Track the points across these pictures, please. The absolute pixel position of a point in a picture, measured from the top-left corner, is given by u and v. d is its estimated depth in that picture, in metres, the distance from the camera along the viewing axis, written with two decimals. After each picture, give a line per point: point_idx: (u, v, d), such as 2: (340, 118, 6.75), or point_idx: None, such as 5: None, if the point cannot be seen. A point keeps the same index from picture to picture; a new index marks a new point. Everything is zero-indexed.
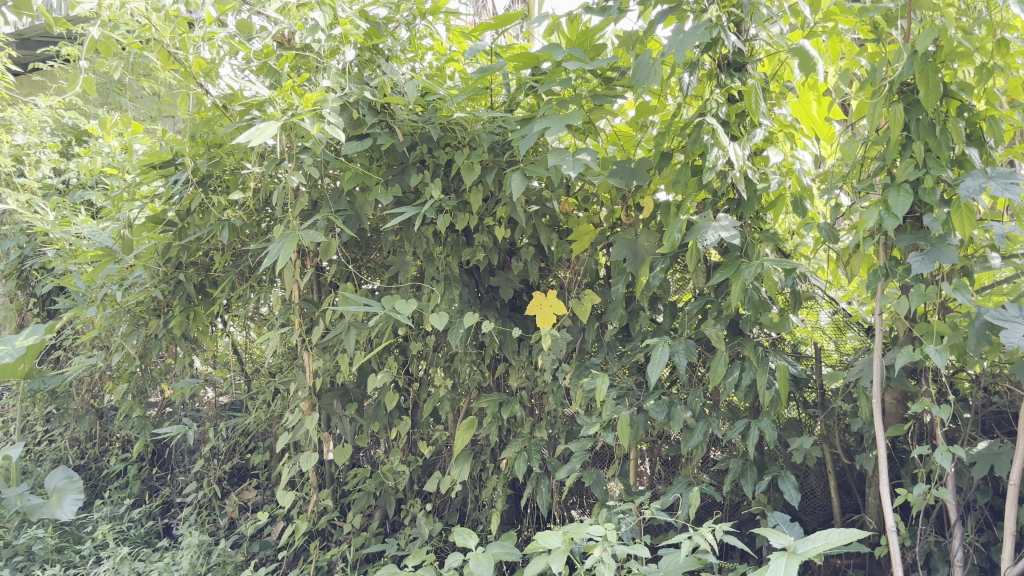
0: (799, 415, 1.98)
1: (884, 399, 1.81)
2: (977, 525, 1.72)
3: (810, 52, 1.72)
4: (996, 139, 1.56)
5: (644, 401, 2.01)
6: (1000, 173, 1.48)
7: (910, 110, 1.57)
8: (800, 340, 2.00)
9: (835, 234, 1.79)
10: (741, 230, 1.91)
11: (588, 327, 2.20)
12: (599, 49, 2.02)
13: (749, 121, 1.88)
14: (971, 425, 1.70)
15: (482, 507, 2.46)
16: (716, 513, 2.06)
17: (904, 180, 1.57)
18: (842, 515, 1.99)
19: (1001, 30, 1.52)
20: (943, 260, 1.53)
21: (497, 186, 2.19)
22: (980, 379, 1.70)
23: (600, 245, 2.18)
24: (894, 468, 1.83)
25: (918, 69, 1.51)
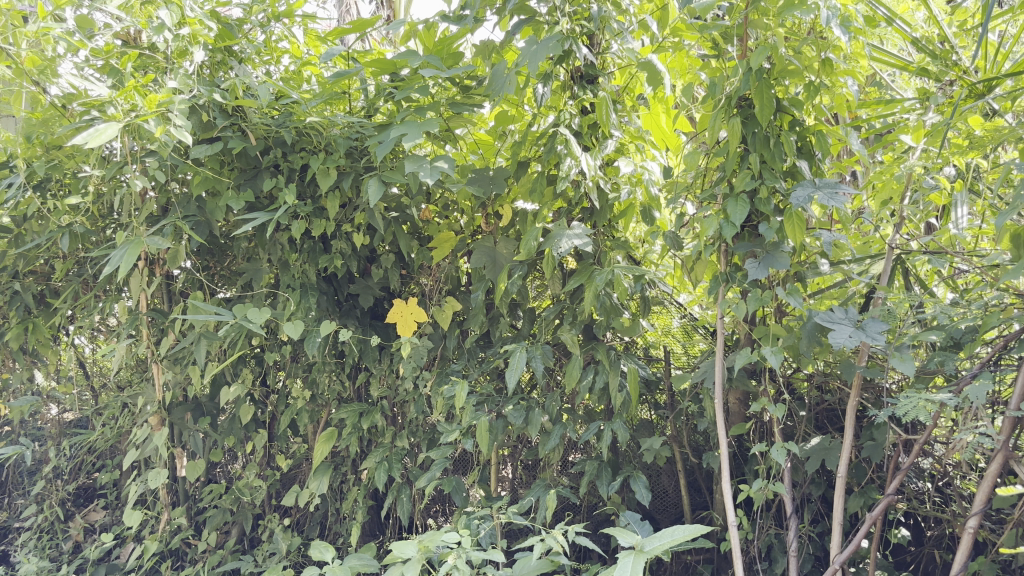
0: (650, 416, 2.05)
1: (727, 398, 1.90)
2: (812, 517, 1.83)
3: (657, 66, 1.79)
4: (824, 153, 1.68)
5: (502, 406, 2.03)
6: (827, 184, 1.59)
7: (748, 123, 1.67)
8: (651, 344, 2.07)
9: (679, 242, 1.88)
10: (595, 237, 1.96)
11: (449, 334, 2.19)
12: (456, 57, 2.04)
13: (601, 132, 1.94)
14: (805, 422, 1.81)
15: (343, 519, 2.41)
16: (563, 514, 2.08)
17: (743, 190, 1.66)
18: (692, 512, 2.06)
19: (827, 51, 1.63)
20: (777, 266, 1.62)
21: (355, 193, 2.17)
22: (813, 378, 1.81)
23: (462, 252, 2.17)
24: (738, 465, 1.92)
25: (754, 85, 1.60)
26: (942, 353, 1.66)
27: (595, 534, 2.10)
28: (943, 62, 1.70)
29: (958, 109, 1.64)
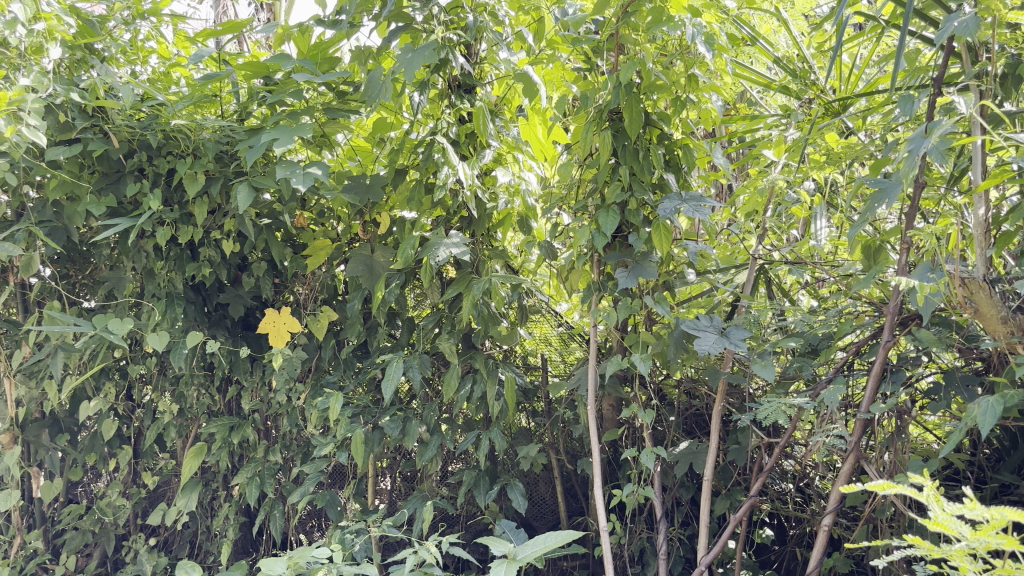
0: (528, 424, 2.06)
1: (601, 405, 1.93)
2: (682, 520, 1.88)
3: (533, 77, 1.80)
4: (689, 166, 1.74)
5: (379, 418, 2.00)
6: (692, 197, 1.65)
7: (618, 136, 1.72)
8: (529, 353, 2.08)
9: (553, 252, 1.92)
10: (473, 246, 1.96)
11: (324, 344, 2.14)
12: (332, 62, 2.00)
13: (478, 142, 1.94)
14: (674, 427, 1.86)
15: (213, 538, 2.32)
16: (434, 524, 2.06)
17: (613, 201, 1.70)
18: (569, 518, 2.08)
19: (694, 68, 1.69)
20: (645, 275, 1.69)
21: (225, 199, 2.10)
22: (682, 384, 1.86)
23: (338, 260, 2.12)
24: (612, 471, 1.95)
25: (624, 99, 1.64)
26: (800, 359, 1.74)
27: (467, 543, 2.08)
28: (802, 81, 1.79)
29: (816, 126, 1.72)
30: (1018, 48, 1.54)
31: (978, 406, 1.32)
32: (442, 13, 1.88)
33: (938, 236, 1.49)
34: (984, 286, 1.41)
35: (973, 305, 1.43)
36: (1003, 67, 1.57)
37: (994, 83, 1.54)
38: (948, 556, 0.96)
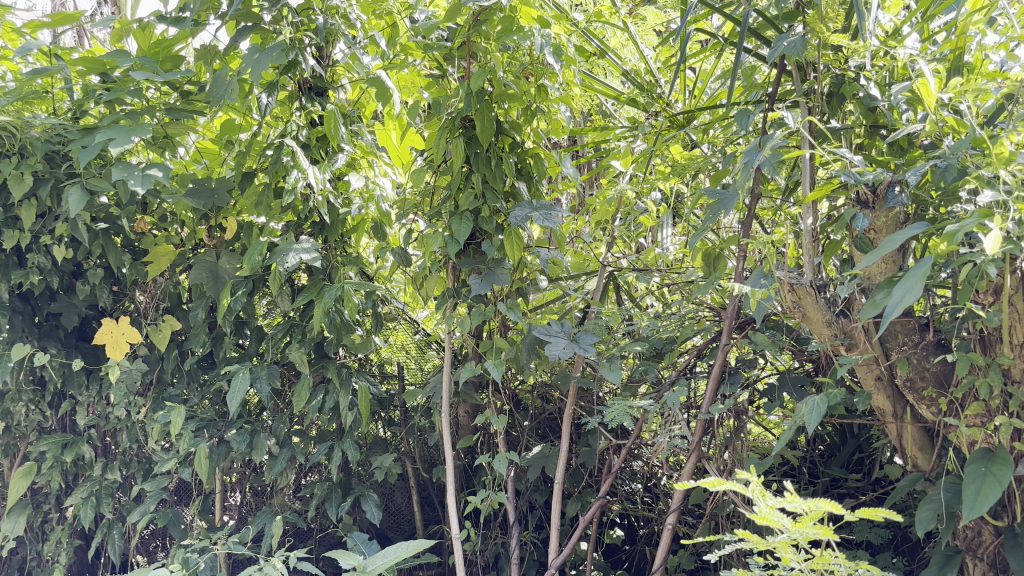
0: (384, 433, 2.03)
1: (456, 412, 1.92)
2: (536, 524, 1.90)
3: (386, 82, 1.78)
4: (540, 176, 1.77)
5: (224, 432, 1.93)
6: (542, 205, 1.68)
7: (471, 144, 1.73)
8: (385, 360, 2.02)
9: (408, 258, 1.88)
10: (325, 253, 1.91)
11: (167, 355, 2.04)
12: (175, 60, 1.91)
13: (330, 146, 1.90)
14: (528, 433, 1.88)
15: (45, 563, 2.17)
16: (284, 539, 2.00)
17: (466, 209, 1.71)
18: (424, 528, 2.06)
19: (543, 78, 1.72)
20: (498, 282, 1.71)
21: (56, 201, 1.97)
22: (536, 389, 1.88)
23: (181, 267, 2.03)
24: (467, 478, 1.95)
25: (475, 106, 1.65)
26: (646, 363, 1.80)
27: (318, 557, 2.03)
28: (650, 94, 1.84)
29: (660, 139, 1.79)
30: (842, 68, 1.64)
31: (805, 405, 1.41)
32: (290, 14, 1.83)
33: (771, 244, 1.57)
34: (811, 292, 1.48)
35: (801, 309, 1.50)
36: (829, 85, 1.67)
37: (820, 101, 1.63)
38: (774, 547, 1.02)
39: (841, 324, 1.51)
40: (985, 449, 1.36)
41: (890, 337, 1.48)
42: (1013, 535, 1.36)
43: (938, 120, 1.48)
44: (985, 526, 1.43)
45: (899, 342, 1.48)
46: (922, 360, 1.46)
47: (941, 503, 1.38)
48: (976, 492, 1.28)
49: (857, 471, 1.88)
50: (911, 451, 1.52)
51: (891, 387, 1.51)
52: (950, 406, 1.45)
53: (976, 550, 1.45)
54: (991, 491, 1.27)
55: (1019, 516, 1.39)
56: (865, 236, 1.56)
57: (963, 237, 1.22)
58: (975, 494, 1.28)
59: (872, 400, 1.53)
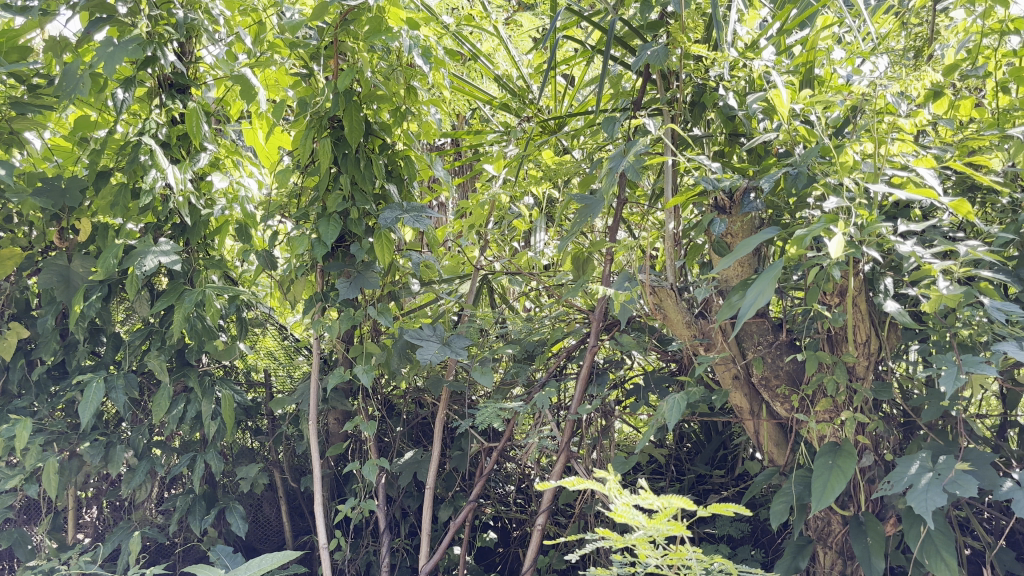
0: (251, 442, 1.97)
1: (326, 419, 1.88)
2: (408, 530, 1.88)
3: (251, 80, 1.70)
4: (410, 178, 1.76)
5: (77, 445, 1.85)
6: (413, 208, 1.66)
7: (339, 144, 1.70)
8: (253, 367, 1.96)
9: (274, 261, 1.83)
10: (187, 256, 1.83)
11: (12, 365, 1.91)
12: (23, 51, 1.80)
13: (192, 146, 1.83)
14: (401, 438, 1.86)
15: None
16: (143, 556, 1.91)
17: (334, 211, 1.68)
18: (294, 538, 2.01)
19: (413, 80, 1.70)
20: (366, 286, 1.68)
21: None
22: (408, 394, 1.86)
23: (29, 271, 1.91)
24: (338, 486, 1.92)
25: (342, 106, 1.63)
26: (518, 365, 1.81)
27: (180, 573, 1.95)
28: (522, 99, 1.85)
29: (532, 143, 1.81)
30: (703, 78, 1.69)
31: (665, 404, 1.46)
32: (147, 7, 1.75)
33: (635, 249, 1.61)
34: (671, 294, 1.52)
35: (663, 311, 1.54)
36: (691, 94, 1.72)
37: (682, 109, 1.68)
38: (633, 543, 1.03)
39: (699, 324, 1.56)
40: (832, 443, 1.44)
41: (745, 336, 1.54)
42: (858, 522, 1.44)
43: (790, 130, 1.55)
44: (834, 516, 1.51)
45: (755, 342, 1.54)
46: (775, 358, 1.53)
47: (793, 496, 1.44)
48: (823, 483, 1.36)
49: (722, 467, 1.95)
50: (767, 447, 1.59)
51: (747, 385, 1.57)
52: (801, 402, 1.52)
53: (826, 539, 1.52)
54: (838, 483, 1.35)
55: (863, 505, 1.47)
56: (722, 240, 1.63)
57: (809, 241, 1.29)
58: (822, 485, 1.35)
59: (730, 398, 1.59)
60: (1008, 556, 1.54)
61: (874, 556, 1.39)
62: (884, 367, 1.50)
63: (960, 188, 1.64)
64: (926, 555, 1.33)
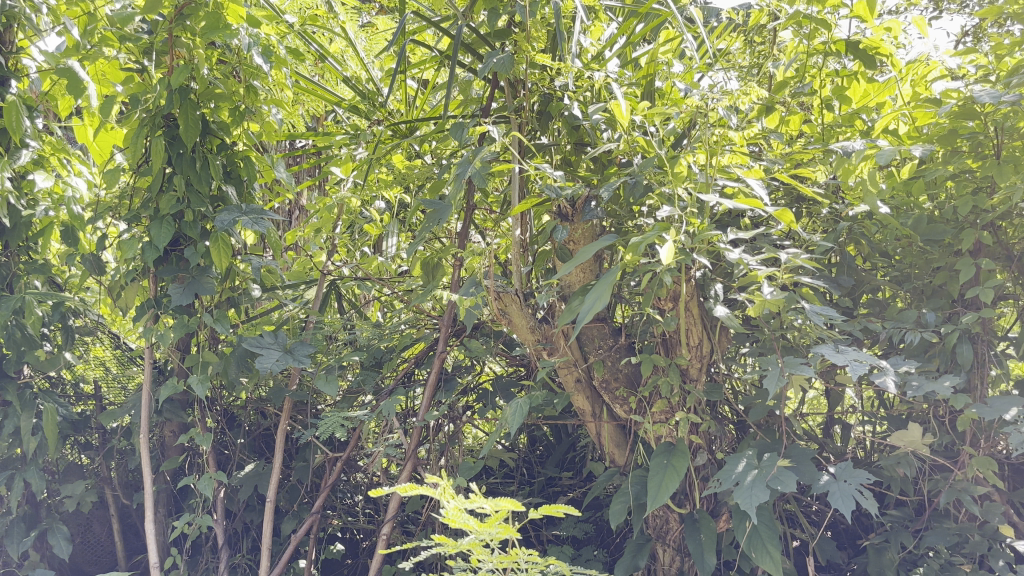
0: (78, 458, 1.85)
1: (162, 432, 1.79)
2: (249, 545, 1.81)
3: (79, 74, 1.58)
4: (250, 180, 1.71)
5: None
6: (252, 210, 1.61)
7: (173, 144, 1.63)
8: (81, 379, 1.85)
9: (102, 266, 1.73)
10: (5, 260, 1.71)
11: None
12: None
13: (11, 141, 1.71)
14: (242, 450, 1.79)
15: None
16: None
17: (167, 213, 1.61)
18: (127, 558, 1.91)
19: (254, 79, 1.65)
20: (202, 292, 1.62)
21: None
22: (249, 404, 1.80)
23: None
24: (175, 501, 1.83)
25: (177, 104, 1.57)
26: (364, 373, 1.77)
27: None
28: (370, 102, 1.82)
29: (380, 146, 1.78)
30: (549, 87, 1.71)
31: (508, 408, 1.48)
32: None
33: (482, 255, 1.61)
34: (515, 299, 1.54)
35: (507, 316, 1.56)
36: (537, 103, 1.74)
37: (528, 117, 1.70)
38: (468, 549, 1.02)
39: (542, 329, 1.58)
40: (667, 443, 1.49)
41: (587, 341, 1.60)
42: (693, 519, 1.50)
43: (629, 140, 1.59)
44: (671, 514, 1.55)
45: (596, 346, 1.60)
46: (614, 361, 1.58)
47: (630, 496, 1.49)
48: (659, 482, 1.40)
49: (570, 469, 1.97)
50: (609, 448, 1.63)
51: (589, 388, 1.60)
52: (639, 404, 1.57)
53: (664, 537, 1.57)
54: (672, 481, 1.39)
55: (698, 503, 1.52)
56: (564, 246, 1.66)
57: (643, 249, 1.33)
58: (657, 484, 1.40)
59: (573, 401, 1.63)
60: (828, 546, 1.64)
61: (706, 552, 1.45)
62: (715, 370, 1.56)
63: (787, 199, 1.73)
64: (753, 549, 1.39)
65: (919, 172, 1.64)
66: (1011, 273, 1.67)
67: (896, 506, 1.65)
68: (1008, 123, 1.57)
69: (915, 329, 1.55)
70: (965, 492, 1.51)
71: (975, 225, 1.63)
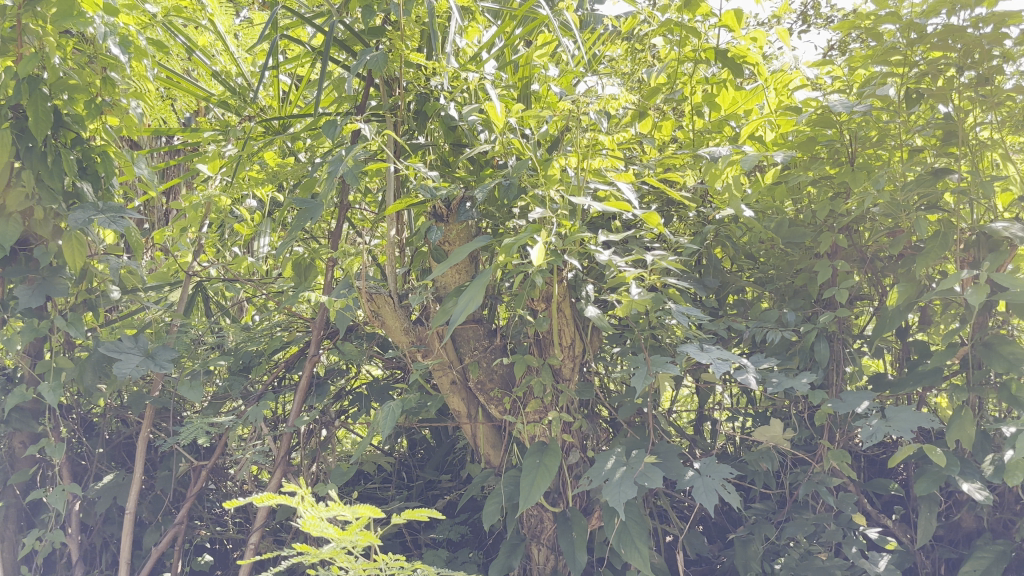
0: None
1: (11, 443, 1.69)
2: (108, 560, 1.73)
3: None
4: (108, 176, 1.63)
5: None
6: (109, 209, 1.52)
7: (22, 137, 1.54)
8: None
9: None
10: None
11: None
12: None
13: None
14: (100, 459, 1.71)
15: None
16: None
17: (14, 209, 1.52)
18: None
19: (111, 70, 1.57)
20: (53, 293, 1.54)
21: None
22: (108, 412, 1.72)
23: None
24: (26, 515, 1.73)
25: (25, 95, 1.47)
26: (232, 377, 1.72)
27: None
28: (241, 97, 1.76)
29: (250, 143, 1.72)
30: (425, 87, 1.69)
31: (380, 412, 1.46)
32: None
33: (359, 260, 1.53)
34: (388, 300, 1.51)
35: (380, 318, 1.53)
36: (413, 102, 1.72)
37: (403, 117, 1.68)
38: (329, 557, 1.00)
39: (417, 330, 1.57)
40: (540, 443, 1.50)
41: (462, 341, 1.59)
42: (565, 518, 1.51)
43: (504, 142, 1.59)
44: (545, 514, 1.57)
45: (471, 347, 1.59)
46: (489, 362, 1.58)
47: (503, 496, 1.50)
48: (531, 482, 1.41)
49: (449, 472, 1.92)
50: (484, 449, 1.63)
51: (464, 389, 1.60)
52: (513, 404, 1.58)
53: (538, 536, 1.58)
54: (543, 481, 1.41)
55: (570, 501, 1.54)
56: (439, 247, 1.65)
57: (515, 250, 1.34)
58: (529, 484, 1.41)
59: (448, 403, 1.61)
60: (696, 540, 1.68)
61: (577, 550, 1.47)
62: (588, 369, 1.58)
63: (658, 202, 1.77)
64: (622, 545, 1.42)
65: (782, 178, 1.71)
66: (865, 275, 1.76)
67: (760, 500, 1.71)
68: (860, 132, 1.65)
69: (776, 328, 1.61)
70: (821, 484, 1.58)
71: (832, 228, 1.71)
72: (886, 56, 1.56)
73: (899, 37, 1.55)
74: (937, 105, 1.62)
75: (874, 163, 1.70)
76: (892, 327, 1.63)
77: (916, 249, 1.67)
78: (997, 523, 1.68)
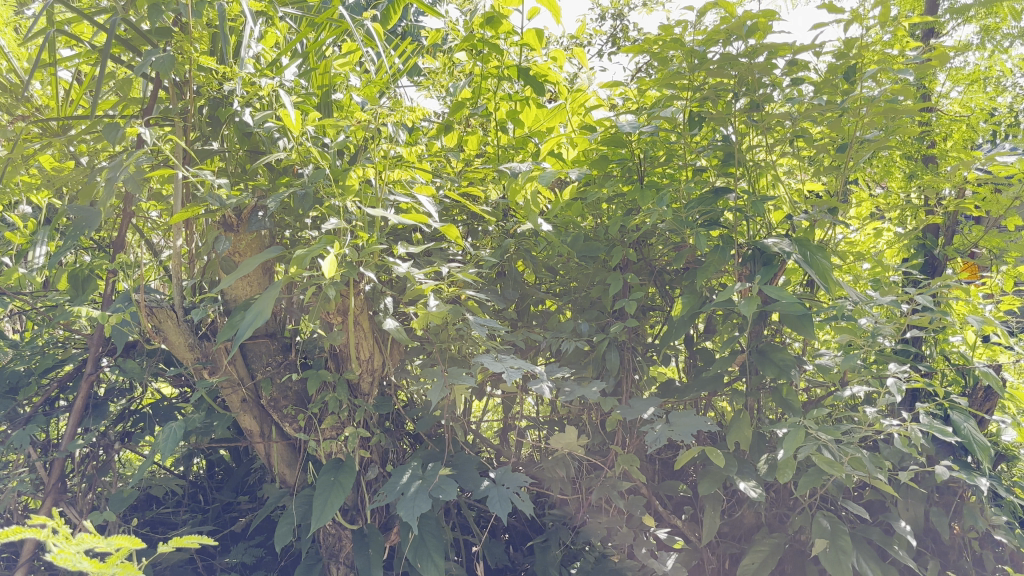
0: None
1: None
2: None
3: None
4: None
5: None
6: None
7: None
8: None
9: None
10: None
11: None
12: None
13: None
14: None
15: None
16: None
17: None
18: None
19: None
20: None
21: None
22: None
23: None
24: None
25: None
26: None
27: None
28: (13, 95, 1.61)
29: (23, 145, 1.58)
30: (217, 92, 1.62)
31: (160, 432, 1.37)
32: None
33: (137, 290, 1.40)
34: (171, 315, 1.44)
35: (162, 333, 1.45)
36: (206, 107, 1.64)
37: (193, 121, 1.60)
38: None
39: (203, 346, 1.50)
40: (335, 460, 1.48)
41: (254, 357, 1.54)
42: (361, 534, 1.49)
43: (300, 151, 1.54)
44: (343, 531, 1.54)
45: (263, 362, 1.55)
46: (282, 378, 1.54)
47: (296, 515, 1.46)
48: (324, 499, 1.39)
49: (249, 493, 1.85)
50: (278, 467, 1.59)
51: (256, 407, 1.55)
52: (308, 421, 1.54)
53: (337, 555, 1.55)
54: (336, 499, 1.38)
55: (368, 517, 1.52)
56: (230, 258, 1.60)
57: (308, 262, 1.29)
58: (322, 502, 1.37)
59: (239, 421, 1.56)
60: (497, 549, 1.71)
61: (374, 567, 1.44)
62: (387, 383, 1.57)
63: (460, 216, 1.79)
64: (418, 559, 1.41)
65: (577, 194, 1.76)
66: (656, 288, 1.85)
67: (557, 506, 1.76)
68: (648, 151, 1.73)
69: (571, 339, 1.67)
70: (614, 488, 1.64)
71: (623, 243, 1.79)
72: (672, 80, 1.64)
73: (683, 62, 1.63)
74: (717, 128, 1.73)
75: (662, 181, 1.79)
76: (678, 336, 1.71)
77: (699, 262, 1.77)
78: (774, 518, 1.80)
